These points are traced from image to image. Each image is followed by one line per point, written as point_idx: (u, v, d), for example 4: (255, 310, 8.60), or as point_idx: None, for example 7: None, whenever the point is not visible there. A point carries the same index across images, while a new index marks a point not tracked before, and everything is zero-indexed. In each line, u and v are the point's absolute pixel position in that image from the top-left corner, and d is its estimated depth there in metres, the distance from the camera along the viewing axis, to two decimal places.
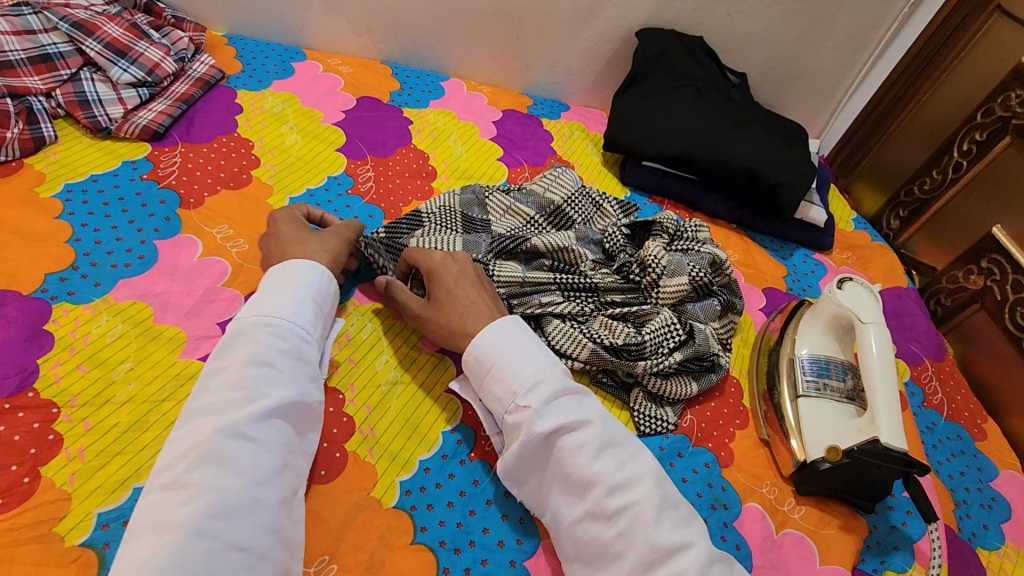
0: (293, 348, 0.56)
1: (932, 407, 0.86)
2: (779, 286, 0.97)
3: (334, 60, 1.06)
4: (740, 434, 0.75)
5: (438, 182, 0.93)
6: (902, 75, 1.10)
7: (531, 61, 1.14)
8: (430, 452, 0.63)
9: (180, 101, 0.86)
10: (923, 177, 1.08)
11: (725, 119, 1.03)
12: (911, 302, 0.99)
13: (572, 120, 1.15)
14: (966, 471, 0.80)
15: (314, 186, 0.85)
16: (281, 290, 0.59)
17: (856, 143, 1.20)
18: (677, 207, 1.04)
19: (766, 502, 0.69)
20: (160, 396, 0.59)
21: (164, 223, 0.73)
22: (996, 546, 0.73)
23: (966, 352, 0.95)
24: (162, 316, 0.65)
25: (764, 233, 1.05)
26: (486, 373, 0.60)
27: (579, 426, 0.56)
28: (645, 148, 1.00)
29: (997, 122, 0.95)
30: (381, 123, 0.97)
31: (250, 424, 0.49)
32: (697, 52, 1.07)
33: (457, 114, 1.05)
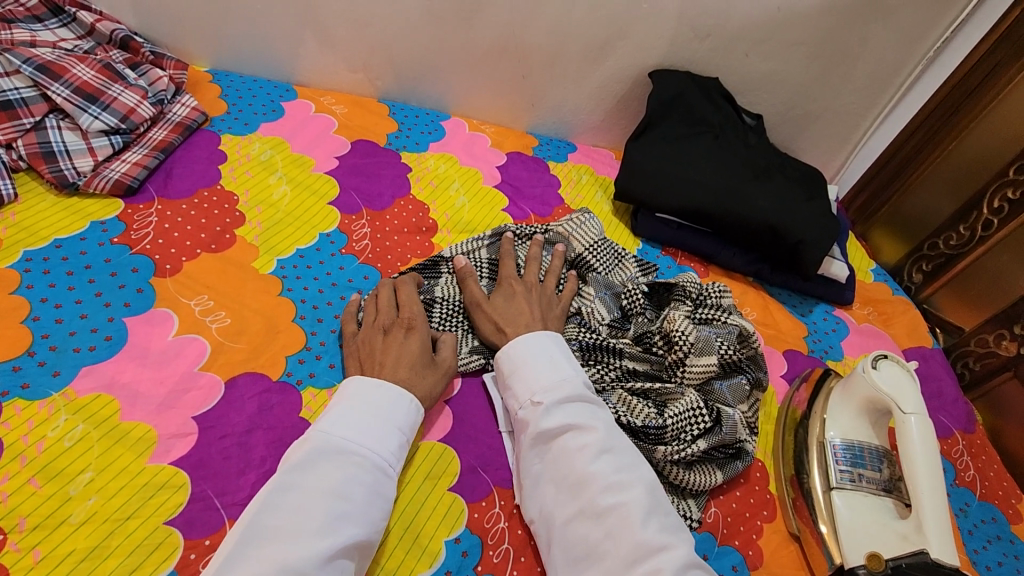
0: (372, 480, 0.53)
1: (965, 487, 0.81)
2: (800, 349, 0.91)
3: (327, 99, 0.99)
4: (768, 528, 0.69)
5: (439, 237, 0.86)
6: (925, 121, 1.05)
7: (537, 99, 1.08)
8: (432, 568, 0.57)
9: (158, 150, 0.79)
10: (949, 232, 1.02)
11: (744, 168, 0.96)
12: (937, 365, 0.93)
13: (579, 162, 1.08)
14: (1004, 561, 0.75)
15: (304, 246, 0.78)
16: (366, 411, 0.57)
17: (876, 188, 1.14)
18: (692, 260, 0.98)
19: None
20: (124, 514, 0.52)
21: (135, 296, 0.66)
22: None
23: (995, 421, 0.90)
24: (130, 412, 0.58)
25: (782, 288, 0.99)
26: (509, 372, 0.65)
27: (584, 428, 0.59)
28: (660, 199, 0.94)
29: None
30: (378, 170, 0.90)
31: (320, 564, 0.46)
32: (713, 94, 1.02)
33: (459, 158, 0.98)
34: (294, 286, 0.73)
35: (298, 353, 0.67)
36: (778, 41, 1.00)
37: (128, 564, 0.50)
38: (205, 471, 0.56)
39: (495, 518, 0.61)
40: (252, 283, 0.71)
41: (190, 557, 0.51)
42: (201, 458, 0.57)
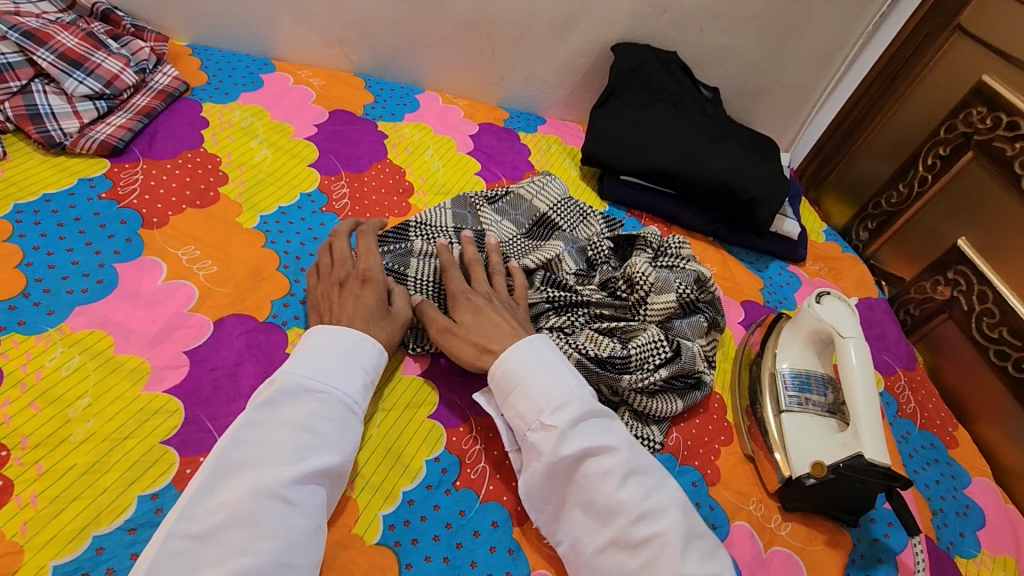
0: (338, 414, 0.55)
1: (907, 417, 0.88)
2: (756, 299, 0.97)
3: (305, 72, 1.03)
4: (725, 451, 0.75)
5: (415, 197, 0.91)
6: (867, 91, 1.13)
7: (506, 74, 1.13)
8: (414, 483, 0.61)
9: (142, 115, 0.82)
10: (890, 191, 1.11)
11: (704, 135, 1.03)
12: (881, 312, 1.01)
13: (549, 133, 1.14)
14: (941, 479, 0.81)
15: (286, 204, 0.81)
16: (330, 352, 0.58)
17: (825, 156, 1.23)
18: (655, 220, 1.04)
19: (753, 519, 0.69)
20: (121, 434, 0.55)
21: (124, 245, 0.69)
22: (973, 554, 0.74)
23: (935, 361, 0.98)
24: (123, 346, 0.61)
25: (740, 246, 1.06)
26: (513, 388, 0.60)
27: (605, 451, 0.55)
28: (622, 162, 0.99)
29: (960, 138, 0.98)
30: (355, 137, 0.94)
31: (289, 487, 0.49)
32: (672, 67, 1.08)
33: (433, 128, 1.03)
34: (277, 239, 0.77)
35: (283, 298, 0.71)
36: (730, 17, 1.07)
37: (126, 477, 0.53)
38: (197, 398, 0.60)
39: (472, 441, 0.66)
40: (236, 235, 0.75)
41: (186, 471, 0.55)
42: (193, 386, 0.60)
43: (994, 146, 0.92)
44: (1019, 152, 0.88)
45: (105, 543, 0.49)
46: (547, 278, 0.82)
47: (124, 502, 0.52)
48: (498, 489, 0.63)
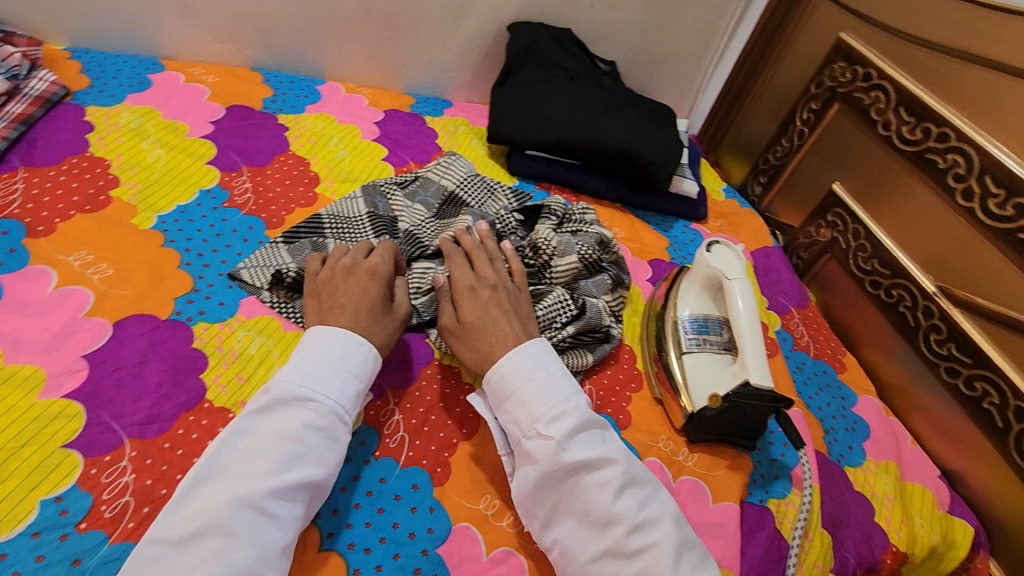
0: (328, 423, 0.56)
1: (801, 349, 0.96)
2: (663, 257, 1.03)
3: (197, 70, 1.01)
4: (636, 396, 0.80)
5: (322, 186, 0.91)
6: (749, 56, 1.24)
7: (408, 60, 1.14)
8: None
9: (18, 122, 0.81)
10: (775, 147, 1.20)
11: (598, 105, 1.07)
12: (776, 259, 1.09)
13: (455, 116, 1.16)
14: (832, 401, 0.89)
15: (185, 203, 0.80)
16: (326, 361, 0.58)
17: (719, 120, 1.34)
18: (564, 191, 1.08)
19: (662, 455, 0.74)
20: (19, 442, 0.55)
21: (9, 256, 0.68)
22: (861, 461, 0.82)
23: (824, 298, 1.07)
24: (15, 356, 0.61)
25: (646, 209, 1.12)
26: (510, 393, 0.60)
27: (603, 463, 0.56)
28: (526, 138, 1.03)
29: (826, 92, 1.08)
30: (255, 131, 0.94)
31: (268, 498, 0.50)
32: (567, 43, 1.12)
33: (337, 117, 1.03)
34: (176, 238, 0.76)
35: (187, 295, 0.71)
36: None
37: (27, 484, 0.53)
38: (100, 400, 0.59)
39: (390, 413, 0.68)
40: (132, 237, 0.74)
41: (92, 472, 0.55)
42: (94, 389, 0.60)
43: (854, 96, 1.02)
44: (875, 100, 0.98)
45: (8, 549, 0.49)
46: None
47: (26, 507, 0.52)
48: (417, 454, 0.65)
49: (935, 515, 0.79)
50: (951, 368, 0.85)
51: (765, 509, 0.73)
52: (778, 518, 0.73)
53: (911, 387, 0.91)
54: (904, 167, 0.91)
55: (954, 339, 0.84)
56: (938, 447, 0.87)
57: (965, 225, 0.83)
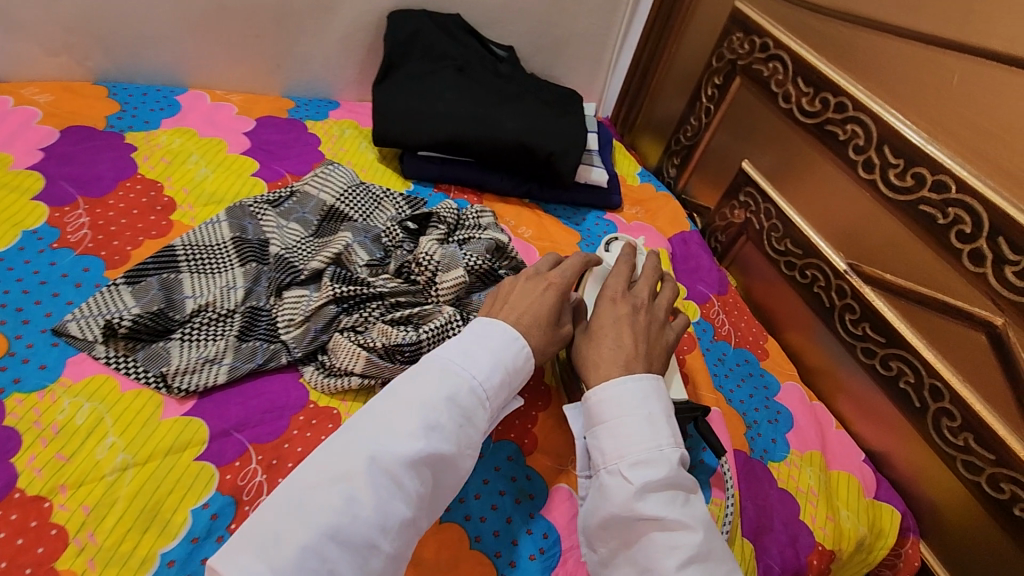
0: (474, 403, 0.56)
1: (722, 339, 0.91)
2: (576, 254, 0.95)
3: (28, 90, 0.89)
4: (544, 415, 0.73)
5: (178, 212, 0.80)
6: (652, 30, 1.18)
7: (282, 59, 1.03)
8: (175, 540, 0.54)
9: None
10: (686, 125, 1.14)
11: (491, 95, 1.00)
12: (695, 245, 1.04)
13: (342, 118, 1.06)
14: (754, 393, 0.85)
15: (2, 248, 0.70)
16: (477, 343, 0.59)
17: (631, 100, 1.28)
18: (465, 191, 1.00)
19: (572, 480, 0.68)
20: None
21: None
22: (784, 456, 0.78)
23: (746, 282, 1.03)
24: None
25: (556, 203, 1.05)
26: (608, 421, 0.59)
27: (682, 527, 0.54)
28: (413, 137, 0.94)
29: (727, 65, 1.03)
30: (95, 155, 0.83)
31: (403, 468, 0.50)
32: (454, 31, 1.04)
33: (199, 131, 0.92)
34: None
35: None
36: None
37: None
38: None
39: (250, 474, 0.59)
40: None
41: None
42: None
43: (754, 69, 0.97)
44: (773, 72, 0.93)
45: None
46: (337, 274, 0.75)
47: None
48: None
49: (861, 504, 0.76)
50: (868, 348, 0.82)
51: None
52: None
53: (835, 369, 0.88)
54: (807, 141, 0.87)
55: (869, 319, 0.81)
56: (863, 430, 0.84)
57: (869, 198, 0.79)
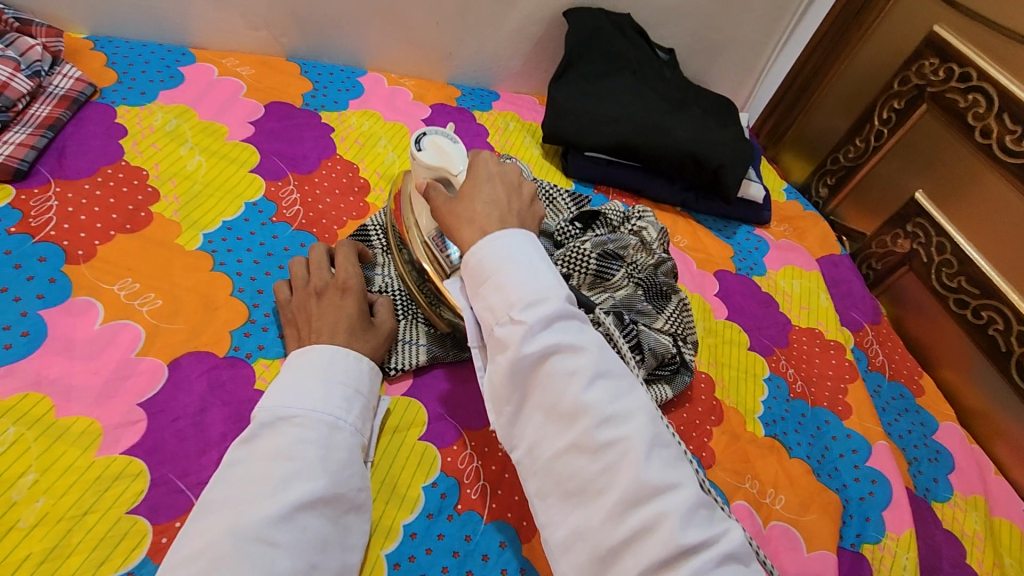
0: (344, 441, 0.53)
1: (876, 370, 0.95)
2: (728, 268, 1.01)
3: (230, 60, 0.94)
4: (717, 431, 0.78)
5: (371, 196, 0.86)
6: (900, 98, 1.06)
7: (454, 47, 1.08)
8: (414, 513, 0.60)
9: (44, 128, 0.74)
10: (913, 215, 1.03)
11: (662, 102, 1.04)
12: (846, 269, 1.07)
13: (505, 110, 1.11)
14: (913, 428, 0.89)
15: (230, 218, 0.76)
16: (301, 378, 0.55)
17: (845, 166, 1.17)
18: (622, 194, 1.05)
19: (750, 497, 0.73)
20: (79, 510, 0.51)
21: (48, 287, 0.63)
22: (947, 496, 0.82)
23: (971, 362, 0.94)
24: (66, 407, 0.56)
25: (708, 214, 1.09)
26: (490, 275, 0.50)
27: (574, 348, 0.47)
28: (586, 138, 0.99)
29: (914, 89, 1.03)
30: (299, 133, 0.88)
31: (272, 525, 0.45)
32: (627, 30, 1.08)
33: (383, 114, 0.97)
34: (225, 260, 0.72)
35: (243, 327, 0.67)
36: None
37: (94, 559, 0.49)
38: (162, 456, 0.56)
39: (467, 459, 0.65)
40: (178, 260, 0.70)
41: (162, 542, 0.51)
42: (154, 443, 0.56)
43: (948, 97, 0.97)
44: None
45: None
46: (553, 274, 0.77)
47: None
48: (500, 507, 0.63)
49: None
50: None
51: (859, 555, 0.71)
52: (873, 564, 0.71)
53: (994, 412, 0.92)
54: None
55: None
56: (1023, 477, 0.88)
57: None
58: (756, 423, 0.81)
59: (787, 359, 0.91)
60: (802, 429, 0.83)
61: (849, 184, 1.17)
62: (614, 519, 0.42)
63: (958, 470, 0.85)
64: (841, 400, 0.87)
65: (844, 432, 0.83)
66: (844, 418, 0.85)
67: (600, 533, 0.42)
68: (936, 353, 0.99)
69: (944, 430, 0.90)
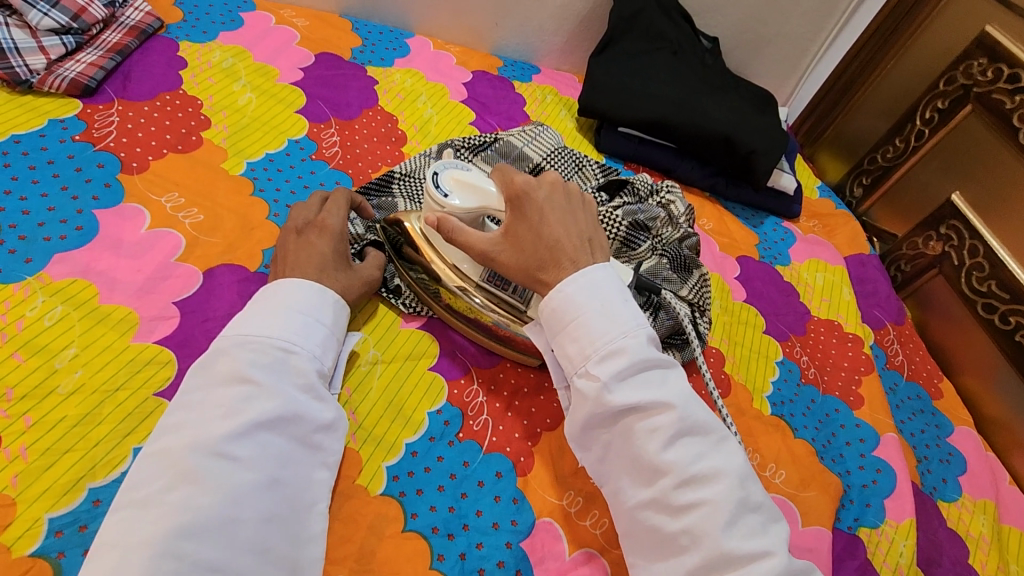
0: (302, 367, 0.54)
1: (894, 369, 0.94)
2: (752, 255, 1.01)
3: (287, 11, 0.99)
4: (723, 403, 0.78)
5: (408, 146, 0.89)
6: (944, 100, 1.04)
7: (501, 19, 1.11)
8: (417, 434, 0.62)
9: (114, 52, 0.79)
10: (947, 223, 1.01)
11: (703, 85, 1.05)
12: (873, 268, 1.06)
13: (544, 83, 1.13)
14: (926, 429, 0.87)
15: (273, 150, 0.80)
16: (262, 309, 0.55)
17: (882, 168, 1.16)
18: (652, 173, 1.06)
19: None
20: (112, 386, 0.55)
21: (103, 191, 0.68)
22: (955, 497, 0.81)
23: (997, 371, 0.92)
24: (109, 296, 0.61)
25: (736, 201, 1.09)
26: (569, 327, 0.54)
27: (658, 408, 0.51)
28: (619, 113, 1.00)
29: (960, 90, 1.02)
30: (344, 83, 0.92)
31: (228, 442, 0.46)
32: (672, 12, 1.09)
33: (425, 74, 1.01)
34: (265, 188, 0.76)
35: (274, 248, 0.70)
36: None
37: (121, 429, 0.53)
38: (190, 350, 0.60)
39: (473, 394, 0.67)
40: (222, 182, 0.74)
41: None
42: (185, 337, 0.60)
43: (994, 98, 0.96)
44: None
45: (102, 496, 0.50)
46: None
47: (120, 454, 0.52)
48: (500, 441, 0.65)
49: None
50: None
51: (855, 537, 0.71)
52: (869, 547, 0.71)
53: (1015, 423, 0.89)
54: None
55: None
56: None
57: None
58: (764, 402, 0.81)
59: (802, 346, 0.91)
60: (810, 413, 0.82)
61: (884, 185, 1.15)
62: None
63: (970, 474, 0.84)
64: (854, 391, 0.86)
65: (852, 421, 0.83)
66: (854, 407, 0.85)
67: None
68: (958, 359, 0.97)
69: (959, 434, 0.89)
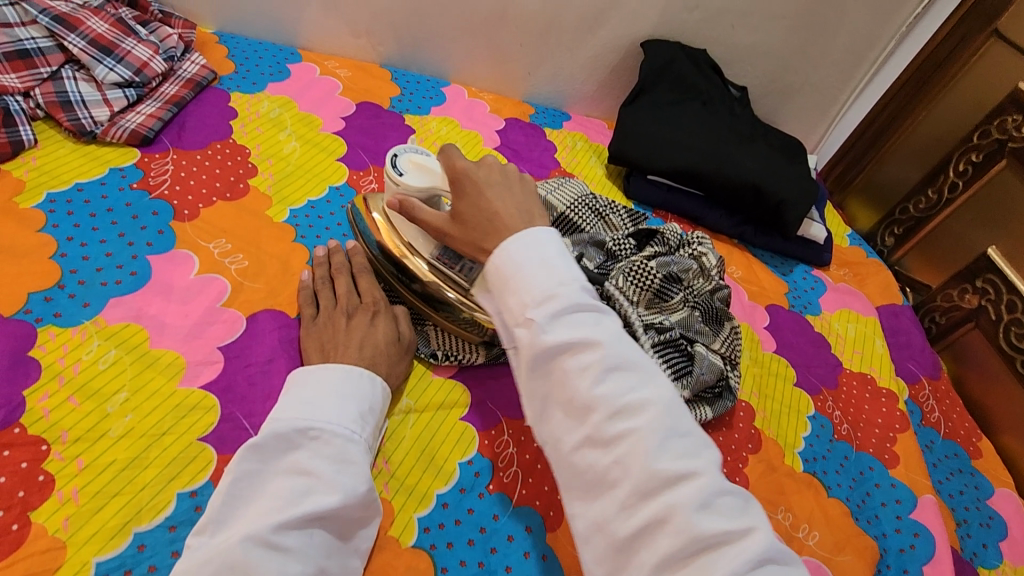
0: (359, 454, 0.55)
1: (930, 426, 0.91)
2: (782, 304, 1.00)
3: (331, 62, 1.04)
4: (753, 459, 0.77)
5: None
6: (977, 155, 1.05)
7: (533, 68, 1.15)
8: (448, 485, 0.63)
9: (170, 103, 0.84)
10: (980, 280, 1.01)
11: (732, 134, 1.07)
12: (906, 319, 1.05)
13: (574, 130, 1.16)
14: (965, 490, 0.85)
15: (315, 198, 0.83)
16: (318, 393, 0.56)
17: (914, 221, 1.15)
18: (681, 220, 1.07)
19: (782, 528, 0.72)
20: (159, 430, 0.57)
21: (157, 237, 0.71)
22: (997, 564, 0.78)
23: None
24: (159, 340, 0.63)
25: (765, 249, 1.09)
26: (511, 284, 0.49)
27: (586, 344, 0.46)
28: (651, 162, 1.02)
29: (994, 144, 1.02)
30: (383, 131, 0.96)
31: (281, 532, 0.47)
32: (702, 64, 1.12)
33: (460, 122, 1.05)
34: (306, 235, 0.79)
35: None
36: None
37: (166, 474, 0.55)
38: (233, 395, 0.62)
39: (504, 444, 0.68)
40: (266, 228, 0.77)
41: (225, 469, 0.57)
42: (228, 382, 0.62)
43: None
44: None
45: (146, 541, 0.51)
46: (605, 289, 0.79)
47: (165, 498, 0.54)
48: (530, 494, 0.65)
49: None
50: None
51: None
52: None
53: None
54: None
55: None
56: None
57: None
58: (795, 458, 0.80)
59: (835, 400, 0.89)
60: (844, 471, 0.81)
61: (915, 236, 1.15)
62: (628, 509, 0.43)
63: (1012, 539, 0.81)
64: (888, 449, 0.84)
65: (888, 480, 0.81)
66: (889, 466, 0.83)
67: (615, 524, 0.43)
68: (997, 417, 0.95)
69: (999, 496, 0.86)
